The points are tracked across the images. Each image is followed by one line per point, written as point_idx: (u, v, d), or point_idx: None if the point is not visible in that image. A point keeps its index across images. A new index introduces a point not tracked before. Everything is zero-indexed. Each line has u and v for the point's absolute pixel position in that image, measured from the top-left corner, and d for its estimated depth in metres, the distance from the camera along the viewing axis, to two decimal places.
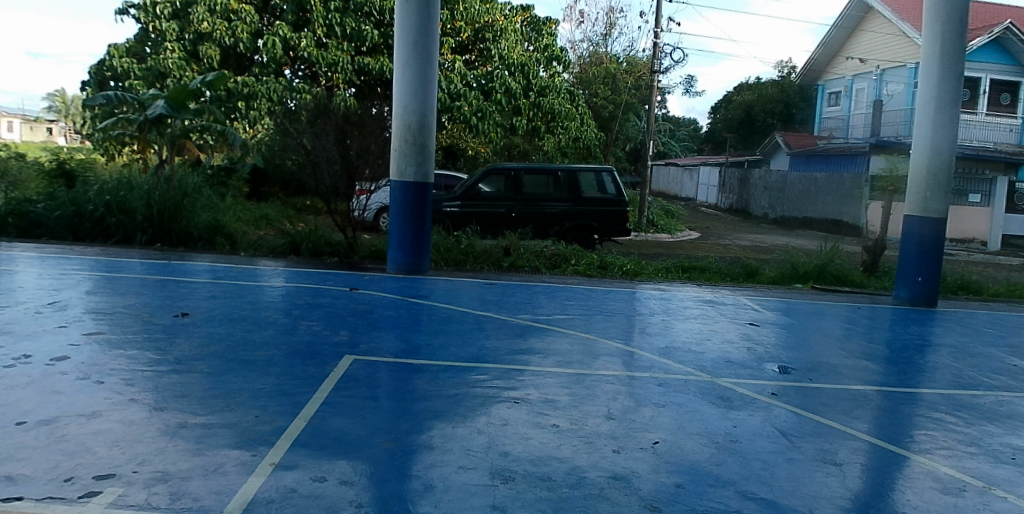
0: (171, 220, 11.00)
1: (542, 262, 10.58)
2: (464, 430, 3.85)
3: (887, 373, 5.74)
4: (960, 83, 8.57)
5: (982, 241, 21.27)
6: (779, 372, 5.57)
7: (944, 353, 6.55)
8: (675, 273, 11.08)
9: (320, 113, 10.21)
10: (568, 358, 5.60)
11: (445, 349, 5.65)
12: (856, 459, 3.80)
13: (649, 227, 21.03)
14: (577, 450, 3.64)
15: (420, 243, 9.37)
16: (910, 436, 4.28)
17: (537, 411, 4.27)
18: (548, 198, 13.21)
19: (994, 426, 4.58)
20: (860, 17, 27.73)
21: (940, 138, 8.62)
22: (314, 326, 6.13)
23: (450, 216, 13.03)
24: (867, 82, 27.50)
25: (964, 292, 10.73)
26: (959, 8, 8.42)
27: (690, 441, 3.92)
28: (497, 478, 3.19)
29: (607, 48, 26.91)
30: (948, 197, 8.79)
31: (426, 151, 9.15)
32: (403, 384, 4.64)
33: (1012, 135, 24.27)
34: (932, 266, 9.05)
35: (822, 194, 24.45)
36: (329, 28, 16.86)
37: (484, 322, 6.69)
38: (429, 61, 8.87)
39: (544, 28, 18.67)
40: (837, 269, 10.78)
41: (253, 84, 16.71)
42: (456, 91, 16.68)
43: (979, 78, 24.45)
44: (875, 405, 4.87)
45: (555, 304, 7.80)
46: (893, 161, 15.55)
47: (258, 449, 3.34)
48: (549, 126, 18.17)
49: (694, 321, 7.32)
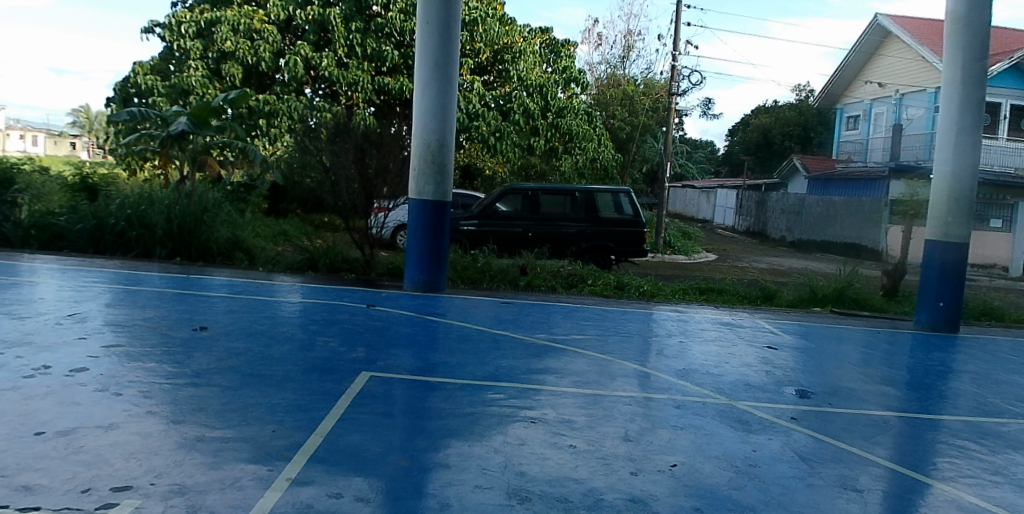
0: (191, 235, 11.14)
1: (558, 282, 10.56)
2: (480, 449, 3.86)
3: (907, 399, 5.66)
4: (982, 107, 8.50)
5: (1003, 266, 21.05)
6: (798, 396, 5.53)
7: (965, 379, 6.47)
8: (693, 294, 11.05)
9: (340, 132, 10.30)
10: (584, 378, 5.59)
11: (461, 367, 5.66)
12: (879, 486, 3.75)
13: (666, 248, 20.99)
14: (595, 472, 3.62)
15: (438, 262, 9.40)
16: (933, 463, 4.22)
17: (553, 432, 4.26)
18: (564, 218, 13.24)
19: (1020, 454, 4.50)
20: (877, 41, 27.87)
21: (962, 163, 8.55)
22: (331, 342, 6.19)
23: (467, 234, 13.07)
24: (886, 106, 27.59)
25: (985, 318, 10.59)
26: (979, 35, 8.43)
27: (708, 464, 3.89)
28: (514, 498, 3.19)
29: (625, 70, 26.91)
30: (970, 223, 8.71)
31: (445, 171, 9.22)
32: (419, 401, 4.66)
33: None
34: (954, 291, 8.92)
35: (840, 217, 24.31)
36: (350, 49, 17.07)
37: (500, 340, 6.70)
38: (450, 83, 8.97)
39: (562, 50, 18.81)
40: (855, 294, 10.67)
41: (275, 103, 17.02)
42: (475, 112, 16.70)
43: (1000, 103, 24.42)
44: (896, 431, 4.81)
45: (571, 324, 7.80)
46: (912, 186, 15.21)
47: (275, 463, 3.37)
48: (566, 147, 18.33)
49: (712, 344, 7.26)
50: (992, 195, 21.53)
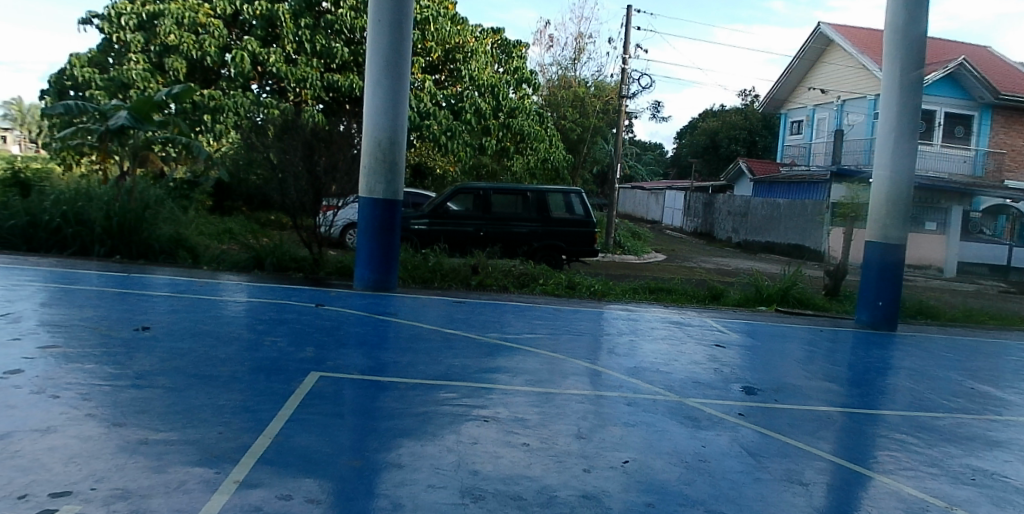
0: (131, 232, 10.63)
1: (510, 282, 10.53)
2: (433, 448, 3.79)
3: (849, 395, 5.87)
4: (918, 115, 8.89)
5: (938, 267, 22.25)
6: (745, 393, 5.66)
7: (903, 376, 6.75)
8: (643, 294, 11.20)
9: (287, 128, 10.01)
10: (537, 377, 5.58)
11: (414, 366, 5.57)
12: (822, 479, 3.87)
13: (616, 248, 21.24)
14: (548, 469, 3.61)
15: (389, 260, 9.24)
16: (873, 456, 4.38)
17: (506, 430, 4.23)
18: (516, 218, 13.24)
19: (954, 447, 4.72)
20: (821, 49, 28.85)
21: (900, 168, 8.94)
22: (279, 342, 5.99)
23: (418, 233, 12.96)
24: (827, 112, 28.66)
25: (921, 317, 11.09)
26: (915, 46, 8.83)
27: (659, 460, 3.93)
28: (467, 496, 3.14)
29: (576, 72, 27.07)
30: (907, 225, 9.11)
31: (396, 169, 9.07)
32: (370, 401, 4.56)
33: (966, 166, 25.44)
34: (892, 291, 9.32)
35: (783, 220, 25.18)
36: (299, 45, 16.68)
37: (452, 339, 6.64)
38: (401, 80, 8.84)
39: (514, 50, 18.82)
40: (799, 293, 11.01)
41: (219, 98, 16.40)
42: (426, 110, 16.58)
43: (934, 111, 25.76)
44: (838, 426, 4.98)
45: (523, 323, 7.79)
46: (852, 189, 15.80)
47: (222, 466, 3.22)
48: (518, 147, 18.32)
49: (662, 342, 7.37)
50: (928, 199, 22.42)
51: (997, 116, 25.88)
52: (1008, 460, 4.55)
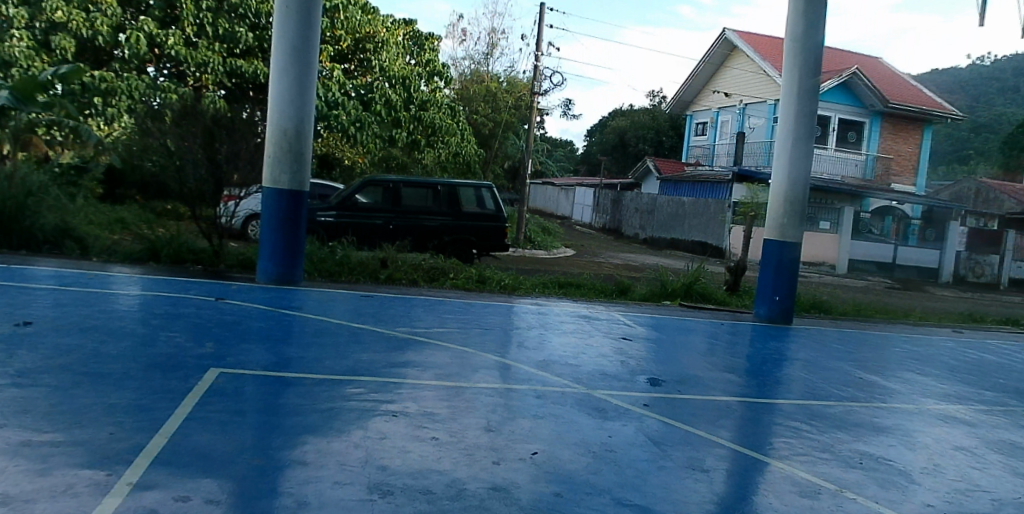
0: (12, 220, 9.71)
1: (420, 276, 10.39)
2: (340, 444, 3.67)
3: (746, 385, 6.17)
4: (813, 122, 9.44)
5: (829, 264, 23.70)
6: (650, 384, 5.83)
7: (797, 367, 7.18)
8: (552, 288, 11.36)
9: (186, 114, 9.40)
10: (446, 371, 5.53)
11: (320, 361, 5.38)
12: (722, 465, 4.04)
13: (526, 243, 21.42)
14: (457, 463, 3.57)
15: (294, 253, 8.91)
16: (768, 443, 4.62)
17: (415, 425, 4.16)
18: (426, 211, 13.09)
19: (843, 433, 5.05)
20: (726, 54, 30.19)
21: (797, 171, 9.47)
22: (176, 337, 5.63)
23: (324, 226, 12.60)
24: (731, 114, 29.96)
25: (814, 311, 11.83)
26: (812, 57, 9.35)
27: (567, 451, 3.98)
28: (375, 492, 3.05)
29: (488, 67, 27.22)
30: (802, 225, 9.67)
31: (302, 160, 8.74)
32: (273, 398, 4.36)
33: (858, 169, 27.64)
34: (789, 286, 9.88)
35: (687, 218, 26.25)
36: (199, 27, 15.77)
37: (360, 334, 6.47)
38: (309, 68, 8.51)
39: (427, 43, 18.46)
40: (701, 288, 11.51)
41: (111, 80, 15.17)
42: (334, 100, 16.03)
43: (830, 117, 27.53)
44: (736, 415, 5.22)
45: (433, 317, 7.70)
46: (753, 190, 16.44)
47: (114, 467, 2.98)
48: (429, 140, 18.10)
49: (571, 336, 7.49)
50: (821, 201, 24.15)
51: (884, 123, 27.88)
52: (889, 444, 4.91)
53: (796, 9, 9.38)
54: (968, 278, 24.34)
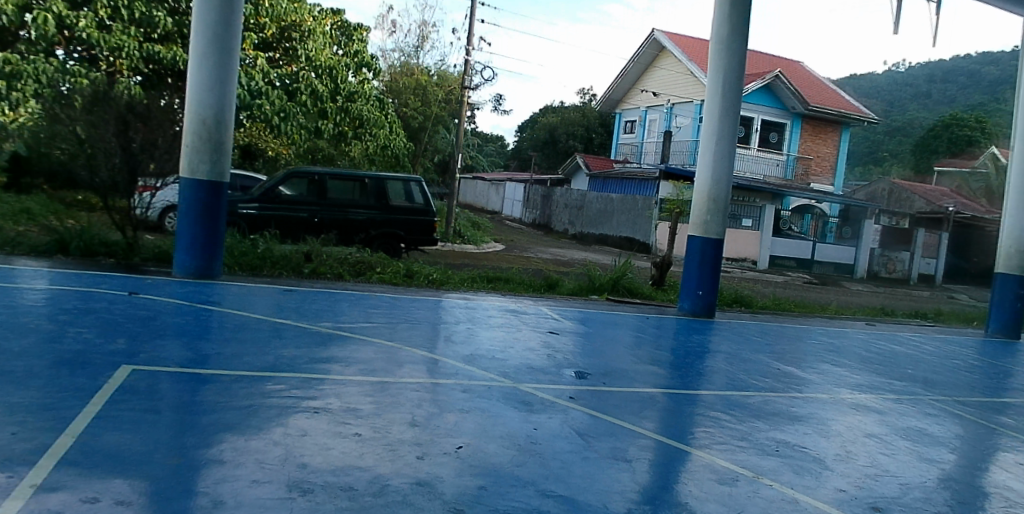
0: None
1: (345, 269, 10.27)
2: (259, 442, 3.57)
3: (670, 377, 6.32)
4: (737, 121, 9.75)
5: (752, 260, 24.44)
6: (575, 377, 5.90)
7: (720, 358, 7.39)
8: (481, 282, 11.37)
9: (98, 101, 9.02)
10: (371, 366, 5.45)
11: (239, 358, 5.23)
12: (645, 455, 4.12)
13: (455, 237, 21.35)
14: (380, 458, 3.53)
15: (213, 246, 8.59)
16: (691, 433, 4.75)
17: (337, 421, 4.09)
18: (352, 204, 12.91)
19: (761, 422, 5.23)
20: (654, 54, 30.90)
21: (720, 168, 9.77)
22: (86, 334, 5.37)
23: (246, 219, 12.16)
24: (658, 114, 30.67)
25: (738, 305, 12.23)
26: (736, 57, 9.65)
27: (492, 444, 3.99)
28: (294, 490, 2.99)
29: (418, 60, 27.01)
30: (725, 221, 9.97)
31: (223, 149, 8.50)
32: (189, 395, 4.21)
33: (778, 169, 28.70)
34: (712, 281, 10.16)
35: (616, 214, 26.69)
36: (114, 10, 15.05)
37: (283, 329, 6.32)
38: (231, 54, 8.29)
39: (355, 33, 18.09)
40: (629, 283, 11.74)
41: (16, 62, 14.35)
42: (256, 89, 15.48)
43: (753, 118, 28.45)
44: (660, 406, 5.34)
45: (358, 312, 7.60)
46: (678, 186, 16.89)
47: (15, 470, 2.82)
48: (356, 133, 17.80)
49: (497, 329, 7.51)
50: (744, 198, 25.02)
51: (804, 125, 29.02)
52: (806, 433, 5.11)
53: (721, 10, 9.66)
54: (881, 273, 25.70)
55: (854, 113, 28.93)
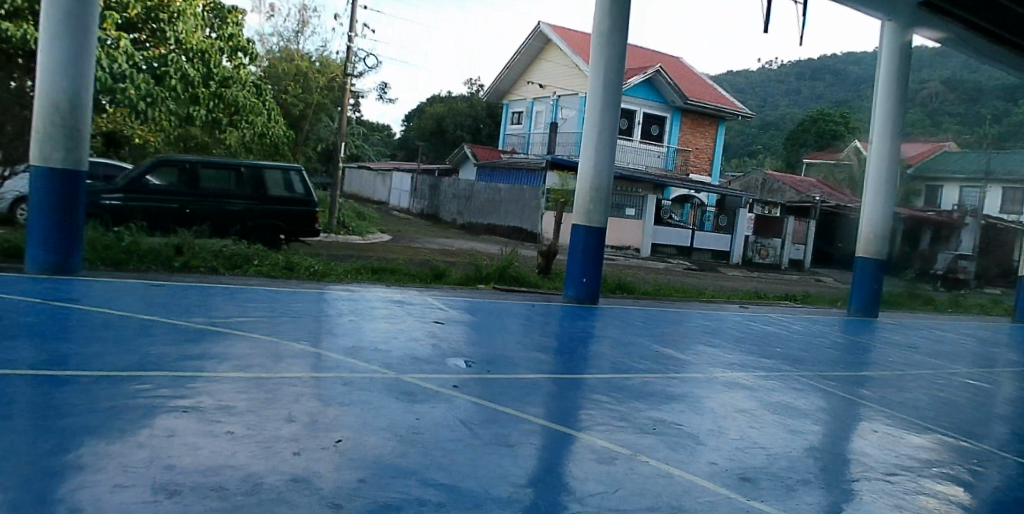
0: None
1: (220, 262, 9.85)
2: (121, 445, 3.39)
3: (553, 362, 6.50)
4: (617, 114, 10.11)
5: (635, 248, 25.79)
6: (463, 366, 5.97)
7: (603, 343, 7.67)
8: (366, 274, 11.24)
9: None
10: (246, 362, 5.29)
11: (98, 357, 4.93)
12: (529, 440, 4.24)
13: (340, 228, 20.98)
14: (255, 456, 3.45)
15: (70, 236, 8.03)
16: (574, 416, 4.92)
17: (208, 420, 3.95)
18: (227, 195, 12.44)
19: (640, 403, 5.49)
20: (540, 47, 31.39)
21: (601, 159, 10.15)
22: None
23: (110, 211, 11.58)
24: (544, 106, 31.39)
25: (619, 291, 12.72)
26: (617, 53, 9.97)
27: (374, 436, 3.97)
28: (161, 492, 2.86)
29: (298, 45, 26.46)
30: (607, 210, 10.34)
31: (80, 135, 7.96)
32: (42, 399, 3.93)
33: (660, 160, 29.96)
34: (594, 269, 10.48)
35: (503, 204, 27.16)
36: None
37: (150, 327, 6.01)
38: (87, 35, 7.80)
39: (229, 15, 15.64)
40: (514, 272, 11.99)
41: None
42: (120, 72, 13.25)
43: (634, 111, 29.48)
44: (544, 391, 5.49)
45: (235, 306, 7.33)
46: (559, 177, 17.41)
47: None
48: (231, 120, 15.76)
49: (382, 321, 7.47)
50: (628, 188, 25.54)
51: (683, 119, 30.40)
52: (682, 411, 5.40)
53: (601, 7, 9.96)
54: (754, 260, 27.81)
55: (727, 108, 30.61)
